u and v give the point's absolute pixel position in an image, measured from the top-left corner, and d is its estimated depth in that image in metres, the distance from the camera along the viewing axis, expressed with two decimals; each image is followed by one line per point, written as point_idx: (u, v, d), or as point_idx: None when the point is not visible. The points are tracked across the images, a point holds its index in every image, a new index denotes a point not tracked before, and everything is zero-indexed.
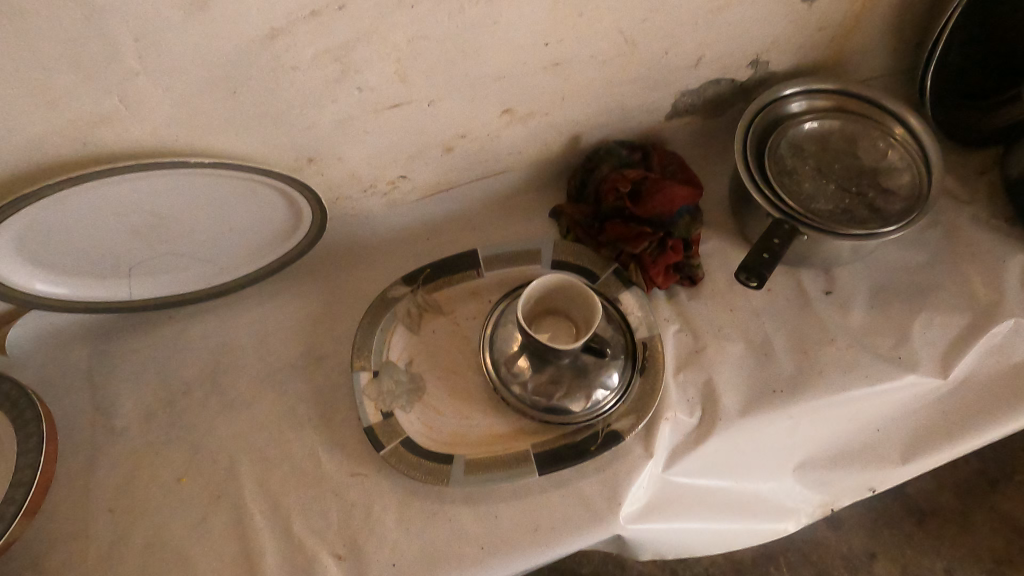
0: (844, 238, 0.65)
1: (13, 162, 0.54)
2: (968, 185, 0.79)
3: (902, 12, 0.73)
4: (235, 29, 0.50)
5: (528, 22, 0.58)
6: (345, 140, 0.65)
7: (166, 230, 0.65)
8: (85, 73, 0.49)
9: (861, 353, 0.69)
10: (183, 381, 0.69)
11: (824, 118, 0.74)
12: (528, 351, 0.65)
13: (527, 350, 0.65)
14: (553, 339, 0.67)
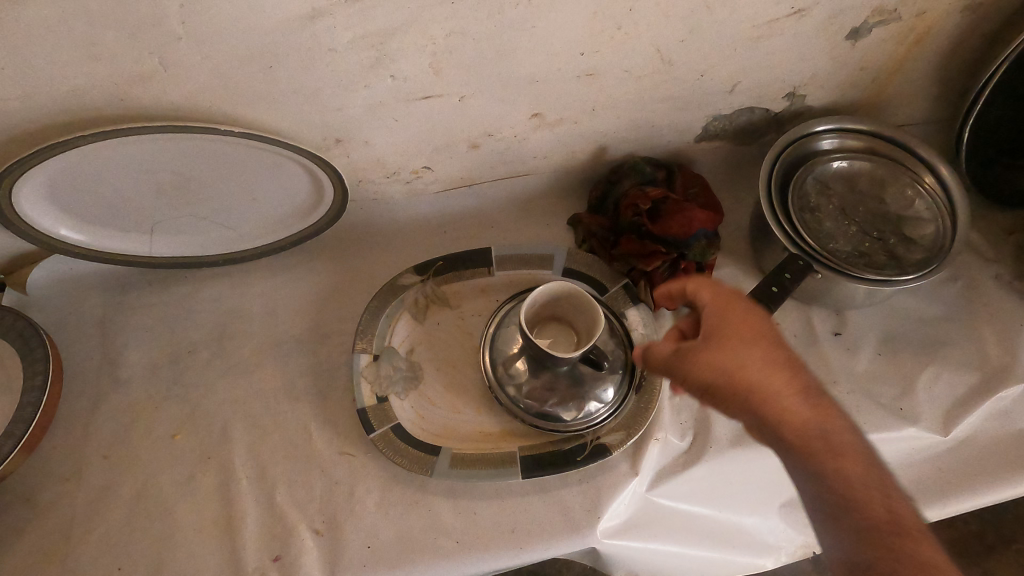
0: (859, 281, 0.63)
1: (45, 108, 0.54)
2: (997, 243, 0.77)
3: (952, 59, 0.71)
4: (277, 7, 0.50)
5: (568, 29, 0.58)
6: (372, 126, 0.64)
7: (190, 192, 0.66)
8: (124, 32, 0.49)
9: (863, 398, 0.68)
10: (190, 340, 0.71)
11: (854, 159, 0.72)
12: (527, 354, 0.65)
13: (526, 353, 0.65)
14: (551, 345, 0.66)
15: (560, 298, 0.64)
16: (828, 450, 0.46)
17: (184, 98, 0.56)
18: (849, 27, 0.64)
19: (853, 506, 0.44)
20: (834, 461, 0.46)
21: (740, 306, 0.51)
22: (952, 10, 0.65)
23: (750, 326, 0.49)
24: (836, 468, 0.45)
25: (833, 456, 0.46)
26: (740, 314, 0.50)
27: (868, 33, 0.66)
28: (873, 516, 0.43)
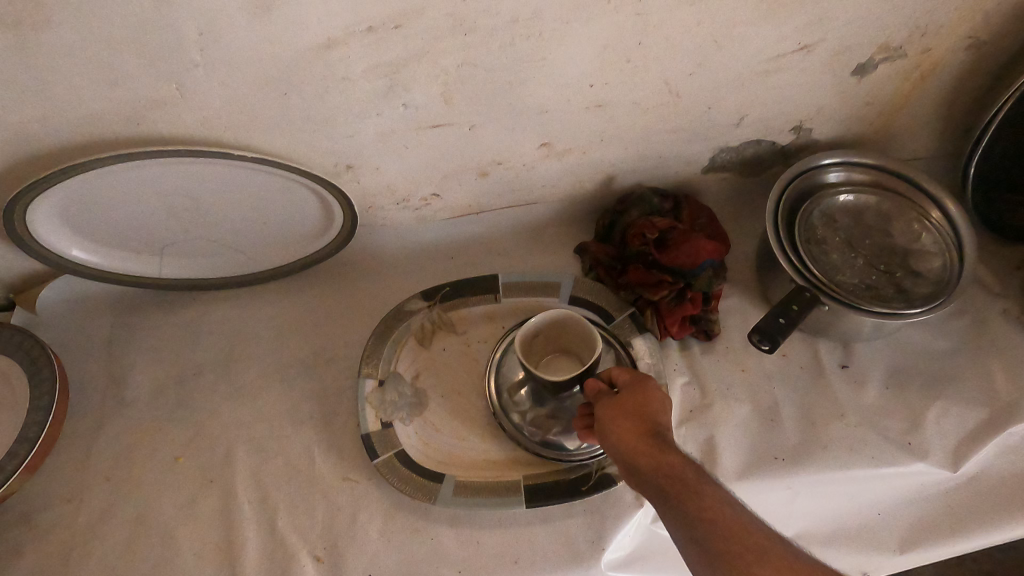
0: (867, 313, 0.63)
1: (63, 131, 0.55)
2: (1004, 278, 0.77)
3: (957, 96, 0.72)
4: (293, 37, 0.51)
5: (578, 60, 0.59)
6: (384, 153, 0.65)
7: (201, 215, 0.67)
8: (145, 57, 0.50)
9: (871, 433, 0.68)
10: (196, 362, 0.71)
11: (860, 192, 0.72)
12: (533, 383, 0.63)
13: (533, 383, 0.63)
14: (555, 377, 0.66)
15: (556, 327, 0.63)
16: (674, 487, 0.46)
17: (200, 123, 0.57)
18: (855, 63, 0.65)
19: (711, 527, 0.43)
20: (677, 494, 0.46)
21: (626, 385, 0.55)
22: (957, 47, 0.65)
23: (632, 399, 0.53)
24: (682, 503, 0.45)
25: (686, 490, 0.46)
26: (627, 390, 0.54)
27: (874, 68, 0.66)
28: (728, 542, 0.43)
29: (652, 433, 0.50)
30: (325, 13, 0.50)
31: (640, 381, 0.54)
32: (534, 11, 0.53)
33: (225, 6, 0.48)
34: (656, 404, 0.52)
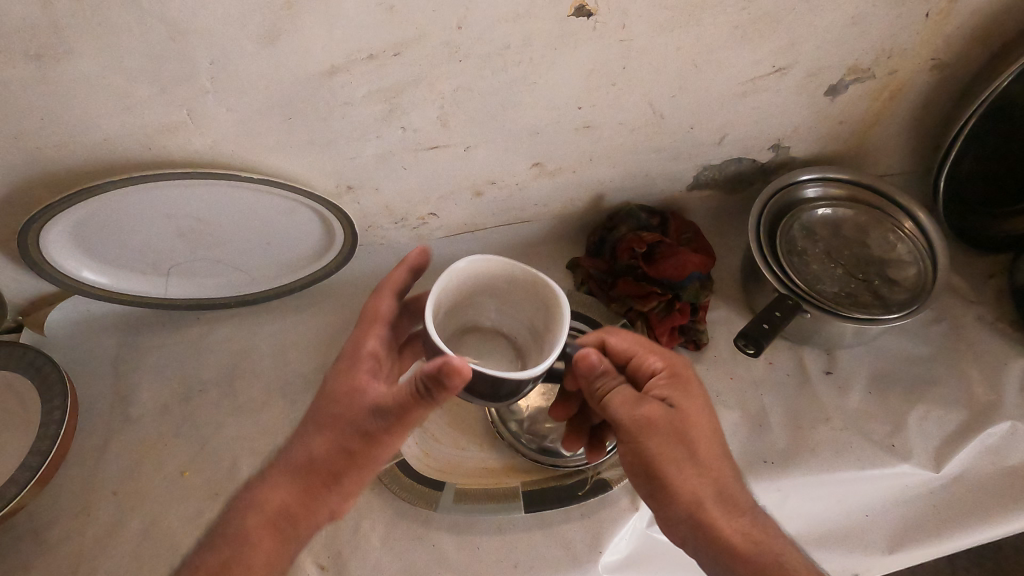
0: (849, 319, 0.66)
1: (78, 157, 0.58)
2: (977, 287, 0.80)
3: (925, 114, 0.77)
4: (299, 64, 0.54)
5: (567, 84, 0.62)
6: (384, 175, 0.68)
7: (207, 236, 0.69)
8: (159, 85, 0.53)
9: (854, 436, 0.70)
10: (201, 380, 0.73)
11: (837, 206, 0.76)
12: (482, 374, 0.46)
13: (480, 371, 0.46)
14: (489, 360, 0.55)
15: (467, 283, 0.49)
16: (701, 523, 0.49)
17: (208, 147, 0.60)
18: (827, 83, 0.69)
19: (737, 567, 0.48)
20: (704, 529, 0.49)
21: (665, 381, 0.53)
22: (922, 68, 0.70)
23: (684, 406, 0.51)
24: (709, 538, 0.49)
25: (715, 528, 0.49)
26: (672, 389, 0.52)
27: (846, 88, 0.70)
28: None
29: (703, 452, 0.50)
30: (330, 43, 0.53)
31: (683, 382, 0.53)
32: (524, 38, 0.56)
33: (236, 36, 0.51)
34: (705, 416, 0.52)
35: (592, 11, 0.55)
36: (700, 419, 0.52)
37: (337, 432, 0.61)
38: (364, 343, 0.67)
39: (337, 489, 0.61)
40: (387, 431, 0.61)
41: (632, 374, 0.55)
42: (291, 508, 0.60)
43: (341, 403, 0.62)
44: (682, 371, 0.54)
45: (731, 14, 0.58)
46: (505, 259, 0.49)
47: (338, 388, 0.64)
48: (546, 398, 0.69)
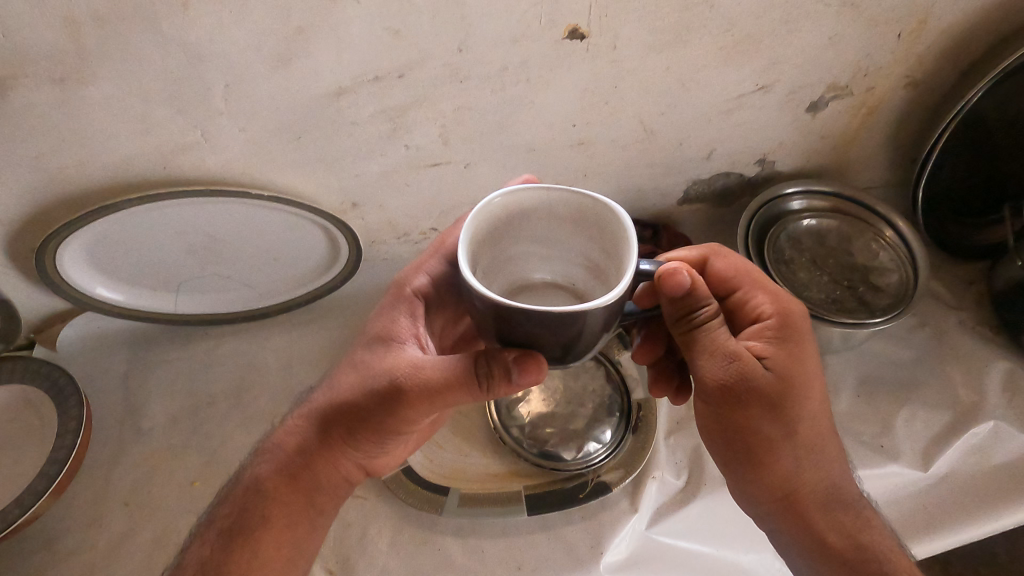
0: (836, 323, 0.69)
1: (96, 176, 0.60)
2: (958, 293, 0.84)
3: (902, 129, 0.81)
4: (308, 86, 0.57)
5: (562, 103, 0.65)
6: (387, 191, 0.71)
7: (217, 252, 0.72)
8: (176, 108, 0.56)
9: (844, 437, 0.73)
10: (209, 393, 0.75)
11: (822, 217, 0.80)
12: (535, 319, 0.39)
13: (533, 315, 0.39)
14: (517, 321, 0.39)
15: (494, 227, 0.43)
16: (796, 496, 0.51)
17: (220, 166, 0.63)
18: (808, 100, 0.73)
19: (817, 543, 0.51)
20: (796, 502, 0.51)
21: (772, 333, 0.51)
22: (897, 85, 0.74)
23: (789, 367, 0.49)
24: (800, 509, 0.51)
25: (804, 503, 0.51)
26: (778, 345, 0.50)
27: (826, 105, 0.74)
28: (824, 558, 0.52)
29: (800, 419, 0.50)
30: (339, 66, 0.56)
31: (793, 337, 0.51)
32: (521, 60, 0.60)
33: (249, 60, 0.54)
34: (812, 374, 0.51)
35: (584, 33, 0.59)
36: (805, 381, 0.50)
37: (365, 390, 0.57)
38: (413, 283, 0.64)
39: (357, 442, 0.60)
40: (412, 398, 0.54)
41: (741, 316, 0.54)
42: (310, 462, 0.60)
43: (378, 358, 0.58)
44: (796, 319, 0.52)
45: (715, 35, 0.62)
46: (536, 189, 0.43)
47: (385, 332, 0.61)
48: (546, 404, 0.72)
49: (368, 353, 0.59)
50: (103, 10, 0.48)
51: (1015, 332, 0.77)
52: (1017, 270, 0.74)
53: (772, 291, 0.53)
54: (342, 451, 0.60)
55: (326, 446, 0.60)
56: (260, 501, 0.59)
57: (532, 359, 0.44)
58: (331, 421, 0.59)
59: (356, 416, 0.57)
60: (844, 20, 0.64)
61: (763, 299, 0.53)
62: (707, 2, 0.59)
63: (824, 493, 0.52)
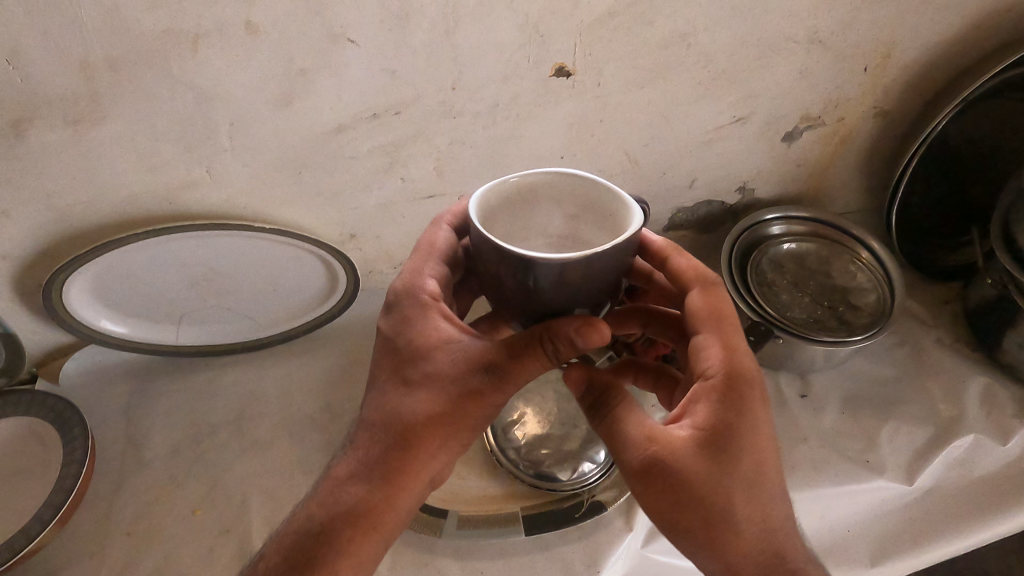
0: (817, 342, 0.72)
1: (105, 213, 0.63)
2: (934, 312, 0.87)
3: (873, 157, 0.85)
4: (310, 123, 0.60)
5: (551, 136, 0.69)
6: (384, 222, 0.74)
7: (218, 284, 0.75)
8: (183, 146, 0.59)
9: (831, 453, 0.74)
10: (210, 422, 0.76)
11: (801, 241, 0.84)
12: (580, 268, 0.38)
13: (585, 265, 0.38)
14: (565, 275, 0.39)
15: (504, 201, 0.45)
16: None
17: (224, 200, 0.65)
18: (784, 130, 0.77)
19: None
20: None
21: (717, 396, 0.45)
22: (866, 116, 0.78)
23: (721, 435, 0.43)
24: None
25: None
26: (708, 406, 0.45)
27: (800, 135, 0.78)
28: None
29: (733, 492, 0.42)
30: (339, 104, 0.59)
31: (736, 399, 0.45)
32: (511, 96, 0.63)
33: (254, 100, 0.57)
34: (751, 442, 0.44)
35: (570, 71, 0.62)
36: (740, 450, 0.43)
37: (433, 390, 0.46)
38: (422, 288, 0.51)
39: (441, 450, 0.47)
40: (507, 382, 0.45)
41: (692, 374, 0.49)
42: (389, 495, 0.46)
43: (429, 361, 0.47)
44: (742, 379, 0.46)
45: (694, 70, 0.66)
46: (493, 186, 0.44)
47: (418, 345, 0.48)
48: (541, 426, 0.74)
49: (409, 360, 0.48)
50: (118, 56, 0.51)
51: (990, 347, 0.80)
52: (988, 288, 0.78)
53: (728, 345, 0.47)
54: (425, 465, 0.47)
55: (398, 471, 0.46)
56: (330, 549, 0.44)
57: (597, 327, 0.43)
58: (405, 440, 0.46)
59: (434, 425, 0.46)
60: (813, 56, 0.68)
61: (714, 354, 0.47)
62: (684, 40, 0.63)
63: (773, 575, 0.42)
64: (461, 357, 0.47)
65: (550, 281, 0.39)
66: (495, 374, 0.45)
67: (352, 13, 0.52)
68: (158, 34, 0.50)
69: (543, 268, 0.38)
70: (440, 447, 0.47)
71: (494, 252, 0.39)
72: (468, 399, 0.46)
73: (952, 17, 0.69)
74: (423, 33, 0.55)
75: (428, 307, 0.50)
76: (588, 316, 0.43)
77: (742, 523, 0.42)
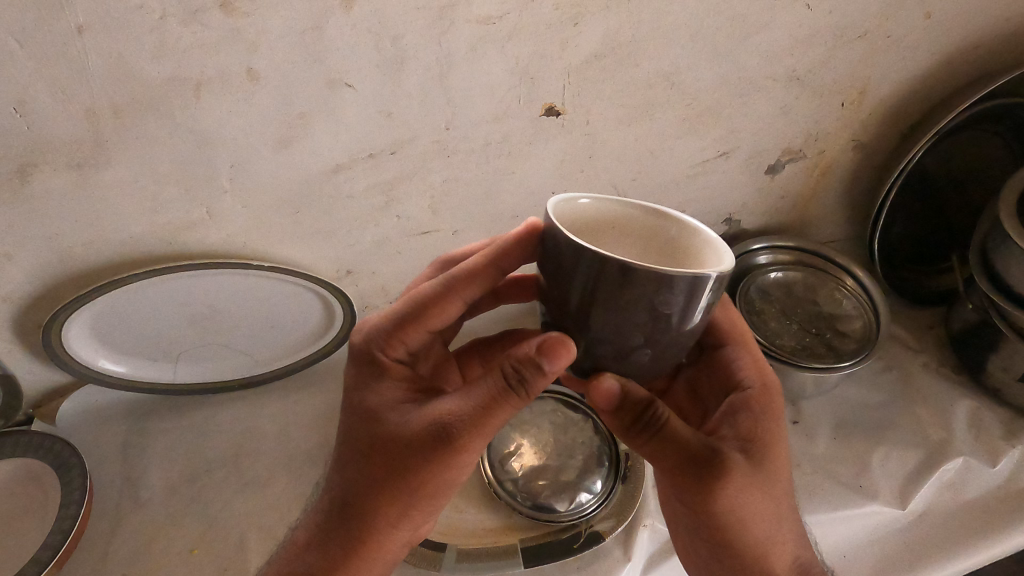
0: (807, 369, 0.73)
1: (107, 254, 0.64)
2: (920, 337, 0.89)
3: (854, 188, 0.88)
4: (308, 164, 0.62)
5: (541, 173, 0.71)
6: (380, 259, 0.76)
7: (217, 322, 0.76)
8: (185, 188, 0.61)
9: (827, 478, 0.75)
10: (207, 460, 0.76)
11: (787, 270, 0.86)
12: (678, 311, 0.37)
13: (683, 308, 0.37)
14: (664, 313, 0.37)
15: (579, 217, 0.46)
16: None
17: (223, 240, 0.67)
18: (766, 164, 0.79)
19: None
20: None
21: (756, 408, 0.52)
22: (845, 148, 0.81)
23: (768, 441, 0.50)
24: None
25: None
26: (745, 414, 0.51)
27: (783, 168, 0.81)
28: None
29: (772, 495, 0.48)
30: (337, 146, 0.61)
31: (773, 407, 0.53)
32: (503, 136, 0.65)
33: (255, 143, 0.59)
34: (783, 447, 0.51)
35: (559, 110, 0.65)
36: (776, 454, 0.50)
37: (380, 457, 0.46)
38: (386, 349, 0.51)
39: (399, 513, 0.47)
40: (459, 443, 0.44)
41: (723, 384, 0.57)
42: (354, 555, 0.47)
43: (383, 422, 0.47)
44: (772, 390, 0.54)
45: (678, 108, 0.69)
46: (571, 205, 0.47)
47: (377, 405, 0.48)
48: (538, 458, 0.74)
49: (362, 423, 0.48)
50: (123, 103, 0.52)
51: (976, 371, 0.82)
52: (970, 313, 0.80)
53: (757, 362, 0.56)
54: (384, 530, 0.47)
55: (357, 537, 0.47)
56: None
57: (564, 343, 0.41)
58: (361, 506, 0.46)
59: (388, 490, 0.46)
60: (791, 93, 0.71)
61: (745, 369, 0.55)
62: (667, 80, 0.65)
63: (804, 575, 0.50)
64: (415, 417, 0.46)
65: (671, 299, 0.35)
66: (441, 438, 0.44)
67: (350, 59, 0.55)
68: (162, 81, 0.52)
69: (688, 291, 0.35)
70: (395, 513, 0.47)
71: (642, 280, 0.34)
72: (420, 462, 0.45)
73: (922, 55, 0.72)
74: (417, 77, 0.58)
75: (394, 370, 0.51)
76: (551, 334, 0.42)
77: (773, 525, 0.49)
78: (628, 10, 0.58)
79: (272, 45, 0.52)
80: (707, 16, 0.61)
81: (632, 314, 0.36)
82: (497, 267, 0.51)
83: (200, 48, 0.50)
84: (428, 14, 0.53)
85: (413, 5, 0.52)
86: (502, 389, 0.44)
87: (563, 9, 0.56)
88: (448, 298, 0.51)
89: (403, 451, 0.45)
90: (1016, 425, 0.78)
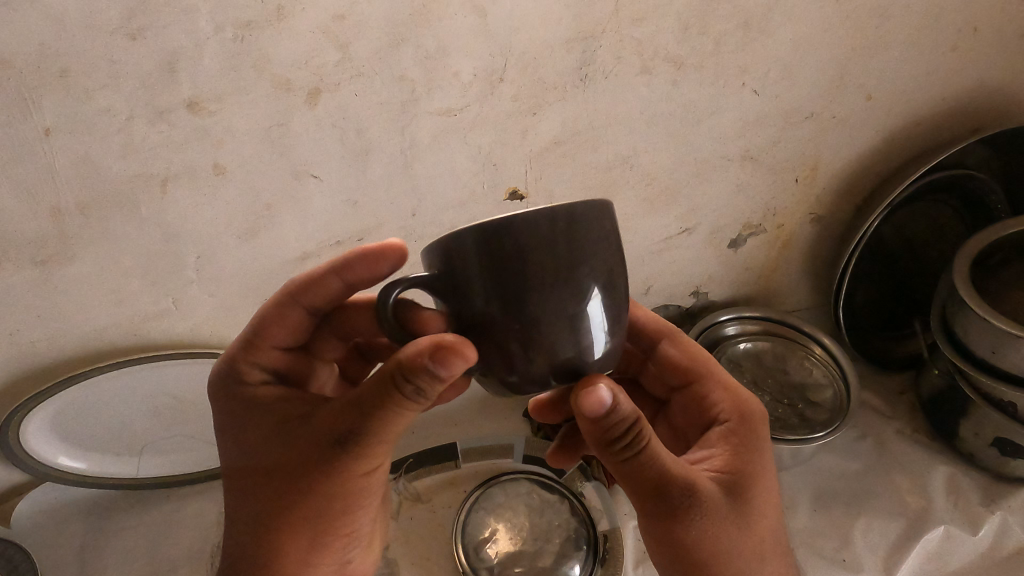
0: (782, 441, 0.73)
1: (70, 349, 0.63)
2: (892, 403, 0.90)
3: (816, 258, 0.90)
4: (276, 253, 0.63)
5: None
6: None
7: (182, 412, 0.75)
8: (152, 281, 0.61)
9: (808, 553, 0.73)
10: (168, 559, 0.73)
11: (755, 339, 0.87)
12: (573, 258, 0.35)
13: (575, 254, 0.35)
14: (560, 264, 0.35)
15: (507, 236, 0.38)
16: None
17: (190, 330, 0.67)
18: (728, 238, 0.82)
19: None
20: None
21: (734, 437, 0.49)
22: (803, 222, 0.84)
23: (744, 474, 0.46)
24: None
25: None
26: (722, 447, 0.49)
27: (745, 241, 0.83)
28: None
29: (753, 531, 0.45)
30: (304, 235, 0.62)
31: (752, 432, 0.50)
32: (468, 220, 0.67)
33: (221, 234, 0.59)
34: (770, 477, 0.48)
35: (523, 194, 0.66)
36: (759, 487, 0.47)
37: (277, 492, 0.44)
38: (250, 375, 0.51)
39: (319, 533, 0.45)
40: (366, 450, 0.42)
41: (699, 419, 0.55)
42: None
43: (277, 445, 0.45)
44: (752, 416, 0.51)
45: (639, 189, 0.71)
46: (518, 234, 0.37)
47: (262, 433, 0.46)
48: (513, 543, 0.72)
49: (255, 461, 0.46)
50: (89, 202, 0.53)
51: (949, 436, 0.82)
52: (937, 378, 0.81)
53: (728, 387, 0.54)
54: (303, 553, 0.45)
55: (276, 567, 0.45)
56: None
57: (460, 354, 0.37)
58: (279, 530, 0.45)
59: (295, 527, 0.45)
60: (747, 171, 0.74)
61: (719, 400, 0.53)
62: (627, 163, 0.68)
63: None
64: (308, 440, 0.43)
65: (557, 247, 0.34)
66: (331, 459, 0.42)
67: (316, 152, 0.56)
68: (128, 178, 0.53)
69: (561, 257, 0.34)
70: (313, 546, 0.46)
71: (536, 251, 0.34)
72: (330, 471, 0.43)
73: (866, 133, 0.76)
74: (382, 167, 0.59)
75: (260, 393, 0.49)
76: (444, 340, 0.38)
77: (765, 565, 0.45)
78: (584, 100, 0.61)
79: (238, 141, 0.53)
80: (661, 104, 0.64)
81: (521, 305, 0.36)
82: (339, 277, 0.53)
83: (166, 147, 0.52)
84: (391, 108, 0.55)
85: (376, 100, 0.54)
86: (384, 398, 0.40)
87: (522, 100, 0.59)
88: (283, 307, 0.53)
89: (308, 466, 0.43)
90: (992, 490, 0.78)
